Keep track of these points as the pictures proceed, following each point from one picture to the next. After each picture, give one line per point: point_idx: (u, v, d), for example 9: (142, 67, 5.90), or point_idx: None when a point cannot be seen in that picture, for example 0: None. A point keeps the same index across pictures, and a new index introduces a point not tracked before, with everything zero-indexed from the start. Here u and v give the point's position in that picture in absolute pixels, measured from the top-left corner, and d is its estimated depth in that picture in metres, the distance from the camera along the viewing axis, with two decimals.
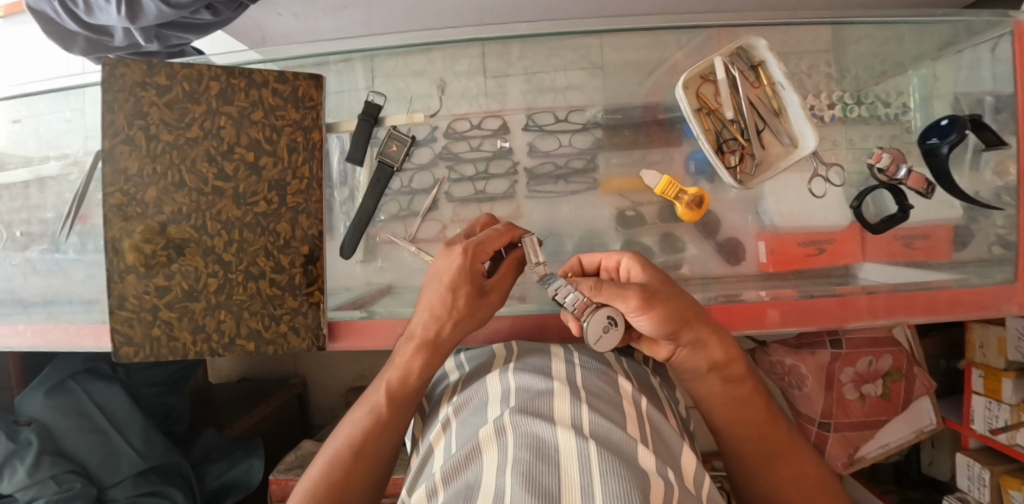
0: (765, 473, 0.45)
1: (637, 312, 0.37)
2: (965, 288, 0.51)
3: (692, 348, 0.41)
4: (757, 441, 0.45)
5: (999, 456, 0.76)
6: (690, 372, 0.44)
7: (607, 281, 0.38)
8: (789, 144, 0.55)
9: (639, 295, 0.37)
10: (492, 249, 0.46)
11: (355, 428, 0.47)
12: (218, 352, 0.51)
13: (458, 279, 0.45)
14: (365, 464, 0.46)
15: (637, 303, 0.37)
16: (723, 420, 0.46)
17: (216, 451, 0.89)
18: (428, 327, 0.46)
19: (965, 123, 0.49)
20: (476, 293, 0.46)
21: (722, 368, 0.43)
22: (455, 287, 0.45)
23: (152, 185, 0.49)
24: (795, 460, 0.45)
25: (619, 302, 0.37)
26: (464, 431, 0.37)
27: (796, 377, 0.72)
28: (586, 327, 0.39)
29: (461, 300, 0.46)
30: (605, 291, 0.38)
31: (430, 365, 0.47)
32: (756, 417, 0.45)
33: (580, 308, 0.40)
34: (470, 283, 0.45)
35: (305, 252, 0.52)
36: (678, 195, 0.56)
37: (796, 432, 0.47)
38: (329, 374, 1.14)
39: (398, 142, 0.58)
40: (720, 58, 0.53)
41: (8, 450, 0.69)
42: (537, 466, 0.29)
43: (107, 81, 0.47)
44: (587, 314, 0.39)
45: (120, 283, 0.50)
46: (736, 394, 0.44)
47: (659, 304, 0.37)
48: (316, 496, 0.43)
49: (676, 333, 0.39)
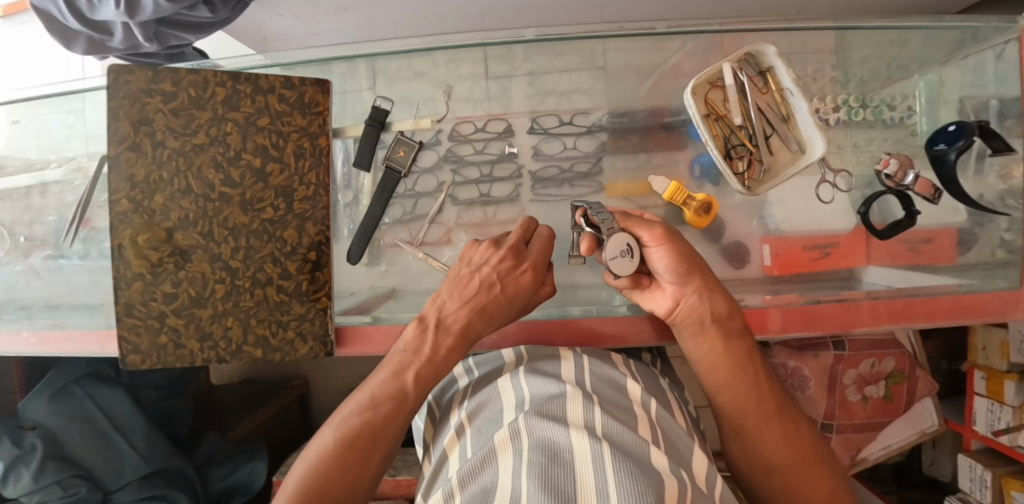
0: (764, 435, 0.45)
1: (658, 242, 0.43)
2: (970, 293, 0.51)
3: (699, 294, 0.45)
4: (756, 401, 0.45)
5: (1000, 458, 0.76)
6: (692, 326, 0.46)
7: (635, 215, 0.46)
8: (796, 151, 0.55)
9: (663, 228, 0.44)
10: (547, 259, 0.51)
11: (372, 403, 0.46)
12: (225, 359, 0.51)
13: (522, 293, 0.49)
14: (379, 444, 0.45)
15: (660, 233, 0.44)
16: (721, 382, 0.46)
17: (219, 455, 0.88)
18: (474, 328, 0.49)
19: (973, 129, 0.49)
20: (524, 306, 0.51)
21: (724, 320, 0.46)
22: (515, 300, 0.50)
23: (158, 192, 0.49)
24: (790, 420, 0.46)
25: (645, 229, 0.44)
26: (478, 437, 0.37)
27: (800, 379, 0.71)
28: (607, 238, 0.43)
29: (513, 312, 0.50)
30: (634, 220, 0.45)
31: (460, 352, 0.48)
32: (754, 376, 0.46)
33: (606, 227, 0.44)
34: (524, 296, 0.50)
35: (311, 259, 0.52)
36: (686, 201, 0.56)
37: (791, 403, 0.48)
38: (330, 375, 1.14)
39: (405, 147, 0.58)
40: (729, 64, 0.53)
41: (12, 456, 0.68)
42: (552, 468, 0.29)
43: (113, 88, 0.47)
44: (610, 232, 0.43)
45: (126, 290, 0.49)
46: (734, 352, 0.46)
47: (676, 241, 0.44)
48: (325, 468, 0.42)
49: (690, 270, 0.44)
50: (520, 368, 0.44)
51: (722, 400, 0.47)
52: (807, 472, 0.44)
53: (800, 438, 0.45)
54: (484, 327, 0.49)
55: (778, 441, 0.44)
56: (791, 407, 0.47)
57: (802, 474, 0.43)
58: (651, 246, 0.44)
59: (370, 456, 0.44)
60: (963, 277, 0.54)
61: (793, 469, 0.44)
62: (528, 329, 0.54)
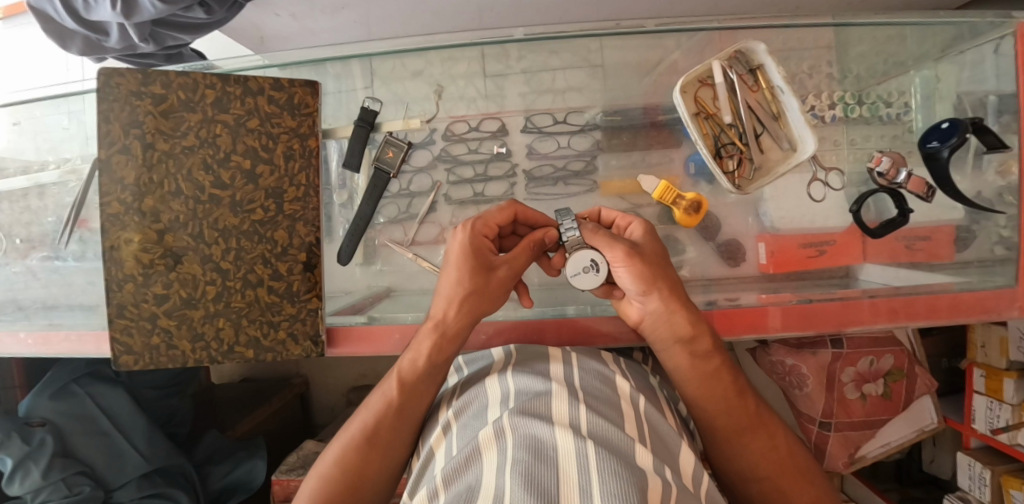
0: (738, 447, 0.46)
1: (618, 263, 0.43)
2: (967, 290, 0.50)
3: (659, 315, 0.44)
4: (727, 417, 0.45)
5: (1000, 456, 0.75)
6: (658, 342, 0.46)
7: (605, 231, 0.45)
8: (788, 148, 0.55)
9: (625, 249, 0.43)
10: (494, 226, 0.50)
11: (370, 412, 0.48)
12: (218, 359, 0.52)
13: (462, 253, 0.47)
14: (383, 451, 0.47)
15: (622, 253, 0.43)
16: (693, 395, 0.47)
17: (219, 453, 0.89)
18: (438, 307, 0.48)
19: (967, 126, 0.48)
20: (481, 268, 0.47)
21: (688, 342, 0.44)
22: (459, 262, 0.47)
23: (149, 194, 0.50)
24: (766, 433, 0.46)
25: (607, 249, 0.44)
26: (464, 435, 0.38)
27: (796, 377, 0.72)
28: (568, 255, 0.45)
29: (466, 276, 0.47)
30: (599, 237, 0.45)
31: (443, 352, 0.47)
32: (724, 394, 0.45)
33: (572, 243, 0.46)
34: (473, 258, 0.47)
35: (303, 259, 0.52)
36: (676, 200, 0.56)
37: (769, 409, 0.48)
38: (331, 374, 1.15)
39: (395, 148, 0.58)
40: (719, 61, 0.52)
41: (21, 453, 0.67)
42: (537, 466, 0.29)
43: (104, 91, 0.47)
44: (574, 249, 0.46)
45: (119, 291, 0.50)
46: (701, 369, 0.45)
47: (640, 262, 0.43)
48: (329, 481, 0.45)
49: (650, 292, 0.43)
50: (507, 367, 0.44)
51: (697, 413, 0.47)
52: (785, 483, 0.44)
53: (776, 449, 0.45)
54: (445, 301, 0.47)
55: (754, 454, 0.45)
56: (769, 418, 0.47)
57: (779, 486, 0.44)
58: (615, 265, 0.44)
59: (372, 462, 0.46)
60: (960, 275, 0.54)
61: (770, 480, 0.45)
62: (517, 328, 0.54)
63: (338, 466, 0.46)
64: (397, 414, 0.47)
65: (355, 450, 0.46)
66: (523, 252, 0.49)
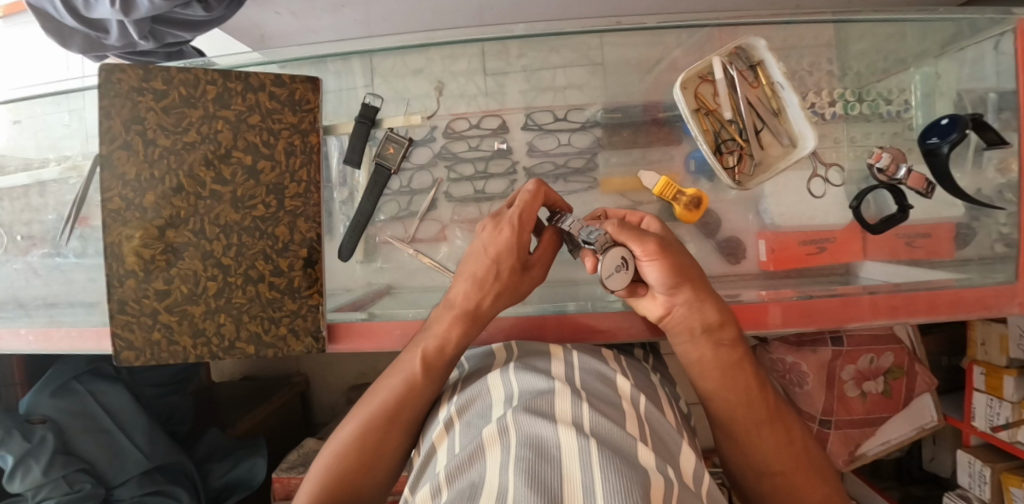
0: (755, 441, 0.45)
1: (649, 257, 0.43)
2: (967, 287, 0.50)
3: (690, 306, 0.44)
4: (746, 409, 0.45)
5: (1001, 454, 0.75)
6: (684, 333, 0.46)
7: (630, 226, 0.45)
8: (788, 144, 0.55)
9: (655, 242, 0.43)
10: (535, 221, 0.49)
11: (389, 391, 0.48)
12: (218, 355, 0.52)
13: (506, 250, 0.47)
14: (398, 431, 0.47)
15: (652, 248, 0.43)
16: (713, 386, 0.47)
17: (219, 451, 0.89)
18: (468, 297, 0.49)
19: (967, 122, 0.48)
20: (520, 267, 0.49)
21: (716, 330, 0.45)
22: (501, 259, 0.48)
23: (151, 190, 0.50)
24: (783, 427, 0.46)
25: (637, 243, 0.43)
26: (467, 432, 0.38)
27: (796, 375, 0.72)
28: (603, 257, 0.42)
29: (505, 273, 0.48)
30: (627, 233, 0.44)
31: (468, 336, 0.49)
32: (745, 385, 0.46)
33: (601, 244, 0.43)
34: (515, 256, 0.48)
35: (304, 256, 0.52)
36: (677, 196, 0.56)
37: (787, 405, 0.48)
38: (331, 373, 1.15)
39: (396, 144, 0.58)
40: (718, 58, 0.52)
41: (23, 450, 0.67)
42: (540, 464, 0.29)
43: (105, 87, 0.47)
44: (605, 250, 0.43)
45: (120, 287, 0.50)
46: (726, 357, 0.46)
47: (669, 254, 0.43)
48: (345, 457, 0.45)
49: (681, 283, 0.44)
50: (508, 365, 0.44)
51: (715, 405, 0.47)
52: (797, 479, 0.44)
53: (791, 444, 0.45)
54: (480, 292, 0.48)
55: (771, 448, 0.45)
56: (787, 414, 0.47)
57: (792, 481, 0.44)
58: (645, 260, 0.44)
59: (388, 441, 0.46)
60: (960, 272, 0.54)
61: (783, 475, 0.44)
62: (520, 325, 0.54)
63: (353, 444, 0.46)
64: (419, 393, 0.47)
65: (370, 429, 0.46)
66: (546, 245, 0.52)
